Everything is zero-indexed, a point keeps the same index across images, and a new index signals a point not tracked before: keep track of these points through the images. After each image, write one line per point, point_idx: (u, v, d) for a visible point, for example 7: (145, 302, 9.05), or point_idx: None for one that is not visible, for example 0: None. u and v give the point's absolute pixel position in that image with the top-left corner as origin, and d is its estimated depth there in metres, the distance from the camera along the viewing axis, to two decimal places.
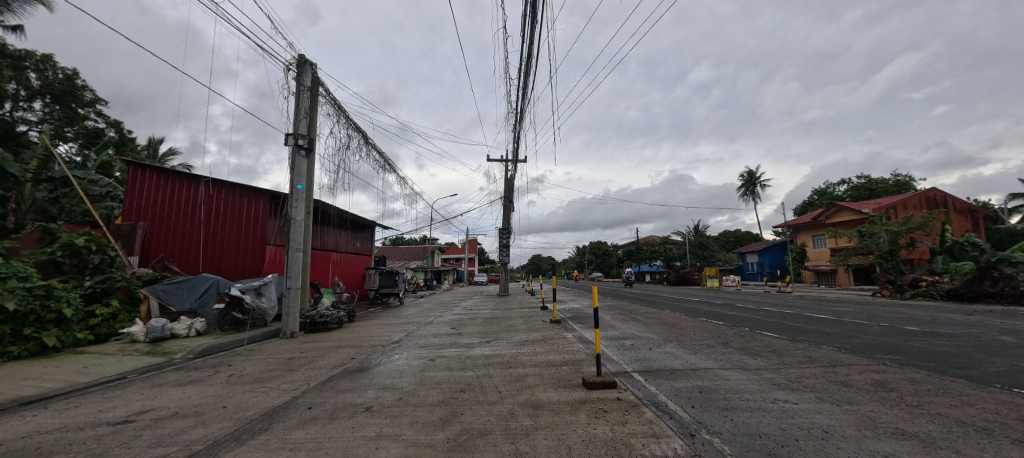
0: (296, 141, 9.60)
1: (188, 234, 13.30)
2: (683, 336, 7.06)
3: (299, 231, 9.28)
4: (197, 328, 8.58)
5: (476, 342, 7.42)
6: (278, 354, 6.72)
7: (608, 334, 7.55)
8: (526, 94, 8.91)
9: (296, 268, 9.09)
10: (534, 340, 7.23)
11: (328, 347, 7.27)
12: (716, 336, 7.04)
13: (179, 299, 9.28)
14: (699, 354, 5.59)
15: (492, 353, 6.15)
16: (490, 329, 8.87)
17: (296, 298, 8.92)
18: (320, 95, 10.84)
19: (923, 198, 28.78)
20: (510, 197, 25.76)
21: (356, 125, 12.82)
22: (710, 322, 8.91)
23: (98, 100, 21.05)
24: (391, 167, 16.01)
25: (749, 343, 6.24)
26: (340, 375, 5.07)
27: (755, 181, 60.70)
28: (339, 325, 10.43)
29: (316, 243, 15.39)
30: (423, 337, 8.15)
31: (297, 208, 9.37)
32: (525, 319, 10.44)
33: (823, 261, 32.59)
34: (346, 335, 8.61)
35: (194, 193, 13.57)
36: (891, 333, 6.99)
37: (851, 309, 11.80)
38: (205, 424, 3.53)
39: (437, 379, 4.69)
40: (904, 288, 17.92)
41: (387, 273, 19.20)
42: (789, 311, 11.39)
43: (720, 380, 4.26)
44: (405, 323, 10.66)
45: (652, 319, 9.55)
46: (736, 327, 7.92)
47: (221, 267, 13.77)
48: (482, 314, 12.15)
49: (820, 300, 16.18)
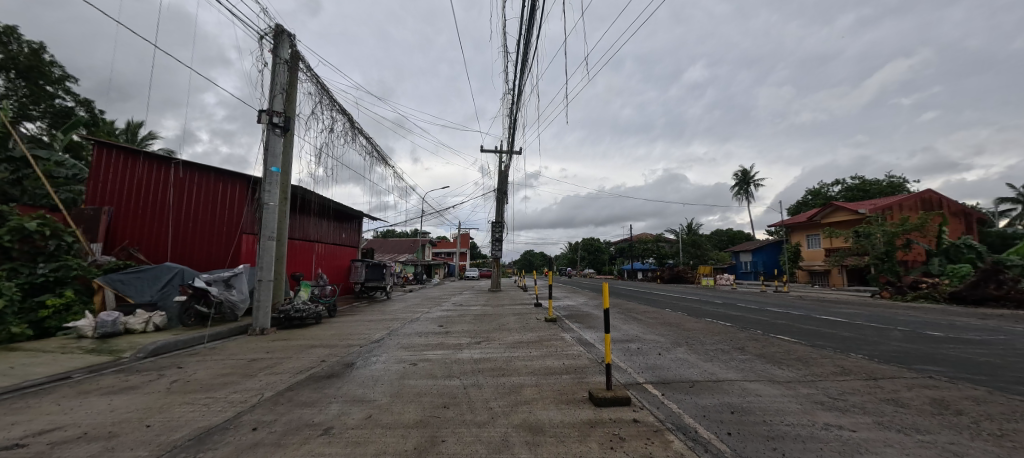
0: (270, 118, 8.64)
1: (156, 221, 12.31)
2: (693, 339, 6.44)
3: (273, 217, 8.38)
4: (156, 323, 7.70)
5: (465, 342, 6.71)
6: (239, 355, 5.91)
7: (609, 336, 6.91)
8: (524, 73, 8.12)
9: (268, 258, 8.22)
10: (529, 341, 6.55)
11: (300, 346, 6.50)
12: (729, 340, 6.44)
13: (139, 290, 8.41)
14: (716, 361, 4.97)
15: (481, 356, 5.44)
16: (480, 328, 8.21)
17: (268, 291, 8.09)
18: (300, 71, 9.95)
19: (919, 200, 28.73)
20: (504, 190, 24.98)
21: (341, 107, 11.96)
22: (717, 323, 8.32)
23: (68, 77, 19.51)
24: (378, 154, 15.15)
25: (768, 349, 5.65)
26: (305, 382, 4.32)
27: (749, 181, 60.60)
28: (317, 322, 9.64)
29: (296, 232, 14.46)
30: (408, 335, 7.44)
31: (271, 192, 8.48)
32: (518, 317, 9.73)
33: (817, 261, 32.51)
34: (322, 332, 7.84)
35: (163, 176, 12.54)
36: (919, 340, 6.44)
37: (858, 311, 11.35)
38: (115, 451, 2.74)
39: (417, 390, 3.96)
40: (905, 289, 17.65)
41: (374, 265, 18.39)
42: (794, 312, 10.93)
43: (752, 397, 3.59)
44: (390, 319, 9.90)
45: (654, 319, 8.94)
46: (748, 330, 7.35)
47: (191, 257, 12.76)
48: (472, 311, 11.47)
49: (821, 301, 15.81)
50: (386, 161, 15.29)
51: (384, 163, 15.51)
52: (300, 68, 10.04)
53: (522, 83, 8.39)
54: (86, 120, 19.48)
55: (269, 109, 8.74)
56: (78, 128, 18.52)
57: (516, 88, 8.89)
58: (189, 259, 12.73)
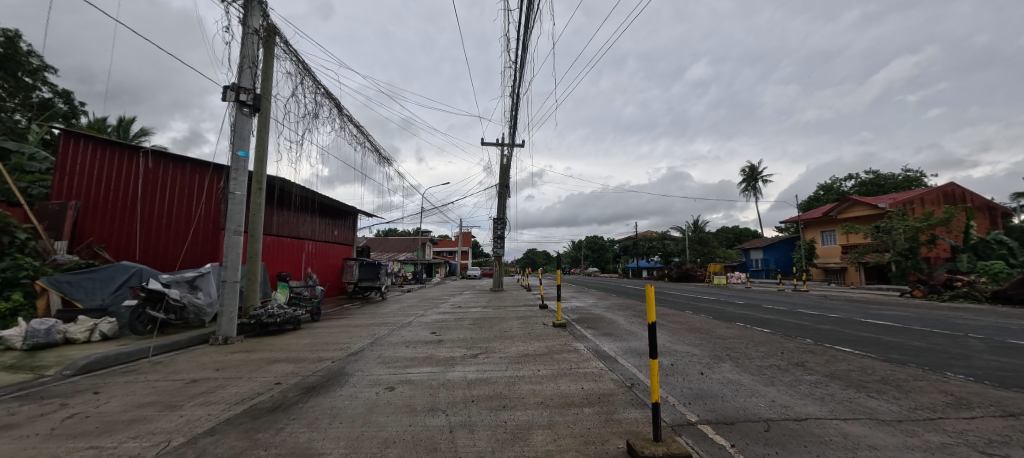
0: (238, 96, 7.44)
1: (123, 216, 11.20)
2: (735, 352, 5.31)
3: (240, 209, 7.26)
4: (103, 331, 6.64)
5: (461, 354, 5.63)
6: (181, 375, 4.80)
7: (632, 347, 5.78)
8: (528, 37, 6.91)
9: (233, 256, 7.11)
10: (537, 354, 5.46)
11: (260, 361, 5.40)
12: (781, 352, 5.31)
13: (88, 293, 7.36)
14: (781, 386, 3.84)
15: (477, 377, 4.32)
16: (479, 335, 7.13)
17: (234, 293, 7.02)
18: (276, 45, 8.78)
19: (941, 193, 27.37)
20: (505, 185, 23.85)
21: (326, 90, 10.78)
22: (752, 329, 7.20)
23: (46, 67, 18.25)
24: (370, 144, 14.05)
25: (839, 367, 4.51)
26: (238, 420, 3.19)
27: (756, 176, 59.09)
28: (295, 327, 8.60)
29: (284, 230, 13.50)
30: (394, 345, 6.36)
31: (239, 180, 7.39)
32: (521, 321, 8.63)
33: (833, 258, 31.15)
34: (295, 342, 6.75)
35: (131, 167, 11.39)
36: (1013, 353, 5.27)
37: (900, 313, 10.18)
38: None
39: (384, 436, 2.83)
40: (939, 288, 16.38)
41: (368, 264, 17.35)
42: (830, 314, 9.79)
43: (867, 453, 2.45)
44: (378, 324, 8.82)
45: (678, 325, 7.79)
46: (796, 339, 6.21)
47: (162, 257, 11.66)
48: (472, 314, 10.43)
49: (850, 301, 14.61)
50: (379, 151, 14.19)
51: (378, 155, 14.41)
52: (276, 42, 8.85)
53: (525, 54, 7.24)
54: (67, 112, 18.26)
55: (237, 85, 7.52)
56: (56, 121, 17.38)
57: (519, 63, 7.77)
58: (162, 258, 11.66)
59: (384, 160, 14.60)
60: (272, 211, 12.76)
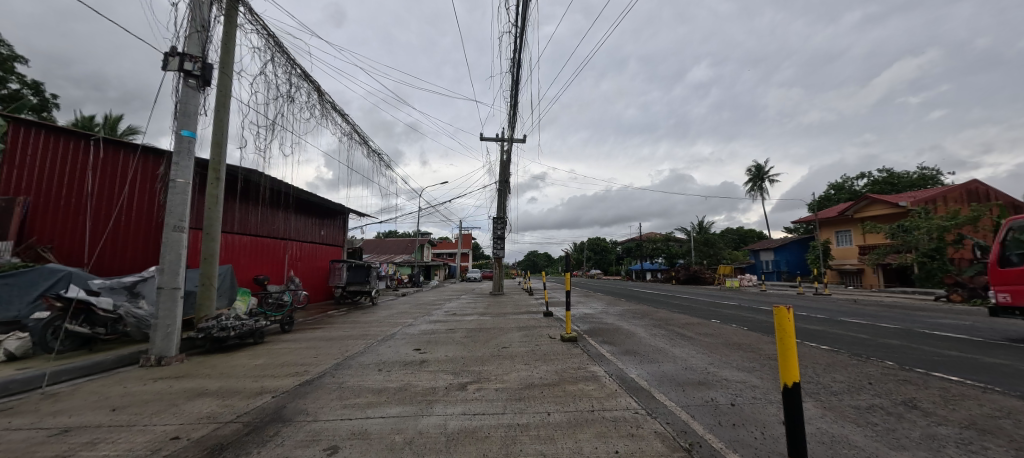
0: (181, 64, 6.08)
1: (73, 213, 9.77)
2: (809, 384, 4.01)
3: (183, 199, 5.97)
4: (8, 350, 5.24)
5: (445, 383, 4.30)
6: (54, 421, 3.47)
7: (668, 372, 4.52)
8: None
9: (172, 256, 5.81)
10: (546, 384, 4.16)
11: (179, 395, 4.06)
12: (871, 385, 3.99)
13: (6, 301, 6.05)
14: (918, 450, 2.55)
15: (461, 428, 3.01)
16: (473, 352, 5.88)
17: (171, 303, 5.72)
18: (238, 11, 7.52)
19: (964, 191, 26.00)
20: (505, 183, 22.62)
21: (302, 71, 9.53)
22: (806, 345, 5.90)
23: (15, 57, 17.06)
24: (357, 135, 12.82)
25: (973, 412, 3.21)
26: None
27: (763, 176, 57.68)
28: (256, 341, 7.31)
29: (265, 229, 12.45)
30: (366, 367, 5.11)
31: (183, 166, 6.05)
32: (523, 334, 7.35)
33: (850, 260, 29.70)
34: (244, 364, 5.42)
35: (84, 157, 9.98)
36: None
37: (958, 322, 8.85)
38: None
39: None
40: (979, 292, 15.03)
41: (357, 267, 16.10)
42: (878, 323, 8.50)
43: None
44: (357, 337, 7.55)
45: (713, 339, 6.47)
46: (875, 362, 4.87)
47: (118, 259, 10.37)
48: (468, 323, 9.20)
49: (884, 306, 13.27)
50: (368, 143, 13.01)
51: (366, 148, 13.18)
52: (238, 8, 7.57)
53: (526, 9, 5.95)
54: (36, 105, 17.06)
55: (183, 51, 6.22)
56: (23, 114, 16.17)
57: (520, 23, 6.51)
58: (111, 257, 10.23)
59: (372, 153, 13.36)
60: (248, 208, 11.62)
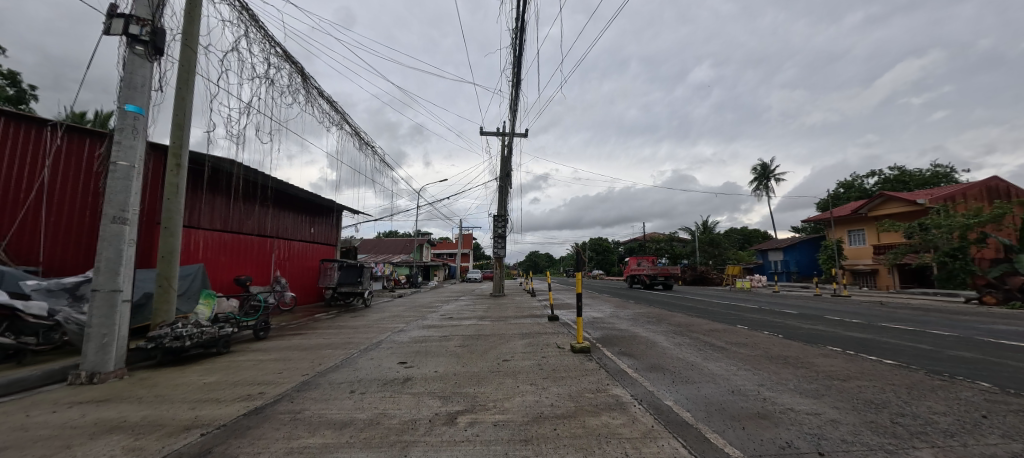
0: (126, 27, 5.15)
1: (19, 208, 8.40)
2: (906, 419, 3.07)
3: (126, 184, 5.05)
4: None
5: (430, 414, 3.33)
6: None
7: (713, 396, 3.57)
8: None
9: (110, 252, 4.89)
10: (562, 416, 3.18)
11: (86, 432, 3.13)
12: (991, 420, 3.03)
13: None
14: None
15: None
16: (468, 367, 4.93)
17: (107, 307, 4.82)
18: None
19: (984, 188, 25.02)
20: (506, 180, 21.74)
21: (283, 51, 8.62)
22: (866, 359, 4.93)
23: None
24: (348, 126, 11.94)
25: None
26: None
27: (769, 174, 56.54)
28: (221, 350, 6.41)
29: (245, 225, 11.52)
30: (335, 388, 4.16)
31: (127, 146, 5.14)
32: (527, 342, 6.44)
33: (863, 260, 28.71)
34: (190, 382, 4.48)
35: (36, 146, 8.67)
36: None
37: (1013, 327, 7.94)
38: None
39: None
40: (1017, 295, 14.23)
41: (349, 266, 15.12)
42: (928, 330, 7.51)
43: None
44: (338, 346, 6.63)
45: (750, 351, 5.53)
46: (968, 384, 3.92)
47: (72, 252, 9.19)
48: (465, 329, 8.29)
49: (913, 309, 12.39)
50: (359, 133, 12.12)
51: (357, 139, 12.29)
52: None
53: None
54: (11, 95, 16.16)
55: (130, 13, 5.29)
56: None
57: None
58: (62, 249, 9.00)
59: (363, 144, 12.46)
60: (225, 201, 10.70)
